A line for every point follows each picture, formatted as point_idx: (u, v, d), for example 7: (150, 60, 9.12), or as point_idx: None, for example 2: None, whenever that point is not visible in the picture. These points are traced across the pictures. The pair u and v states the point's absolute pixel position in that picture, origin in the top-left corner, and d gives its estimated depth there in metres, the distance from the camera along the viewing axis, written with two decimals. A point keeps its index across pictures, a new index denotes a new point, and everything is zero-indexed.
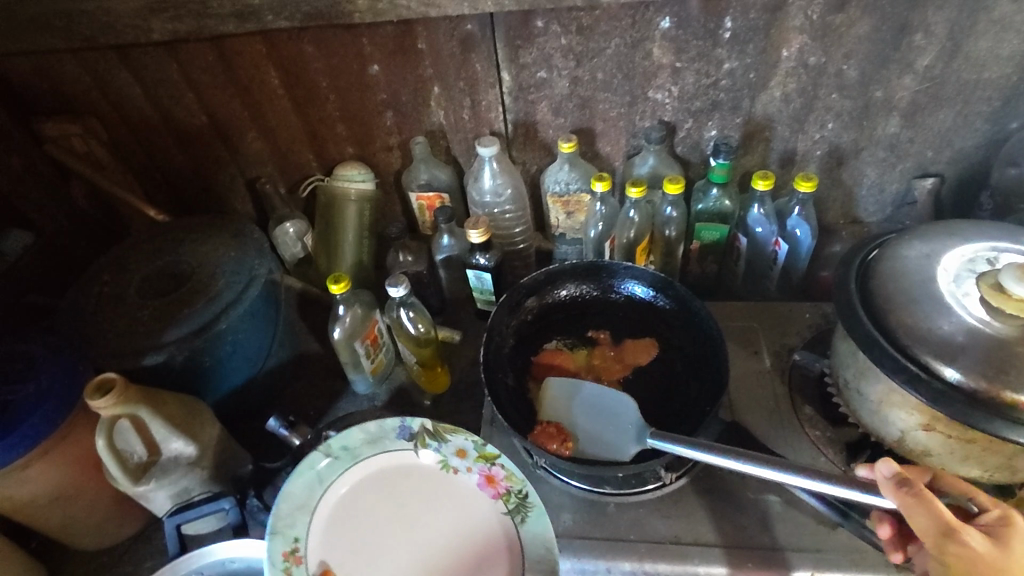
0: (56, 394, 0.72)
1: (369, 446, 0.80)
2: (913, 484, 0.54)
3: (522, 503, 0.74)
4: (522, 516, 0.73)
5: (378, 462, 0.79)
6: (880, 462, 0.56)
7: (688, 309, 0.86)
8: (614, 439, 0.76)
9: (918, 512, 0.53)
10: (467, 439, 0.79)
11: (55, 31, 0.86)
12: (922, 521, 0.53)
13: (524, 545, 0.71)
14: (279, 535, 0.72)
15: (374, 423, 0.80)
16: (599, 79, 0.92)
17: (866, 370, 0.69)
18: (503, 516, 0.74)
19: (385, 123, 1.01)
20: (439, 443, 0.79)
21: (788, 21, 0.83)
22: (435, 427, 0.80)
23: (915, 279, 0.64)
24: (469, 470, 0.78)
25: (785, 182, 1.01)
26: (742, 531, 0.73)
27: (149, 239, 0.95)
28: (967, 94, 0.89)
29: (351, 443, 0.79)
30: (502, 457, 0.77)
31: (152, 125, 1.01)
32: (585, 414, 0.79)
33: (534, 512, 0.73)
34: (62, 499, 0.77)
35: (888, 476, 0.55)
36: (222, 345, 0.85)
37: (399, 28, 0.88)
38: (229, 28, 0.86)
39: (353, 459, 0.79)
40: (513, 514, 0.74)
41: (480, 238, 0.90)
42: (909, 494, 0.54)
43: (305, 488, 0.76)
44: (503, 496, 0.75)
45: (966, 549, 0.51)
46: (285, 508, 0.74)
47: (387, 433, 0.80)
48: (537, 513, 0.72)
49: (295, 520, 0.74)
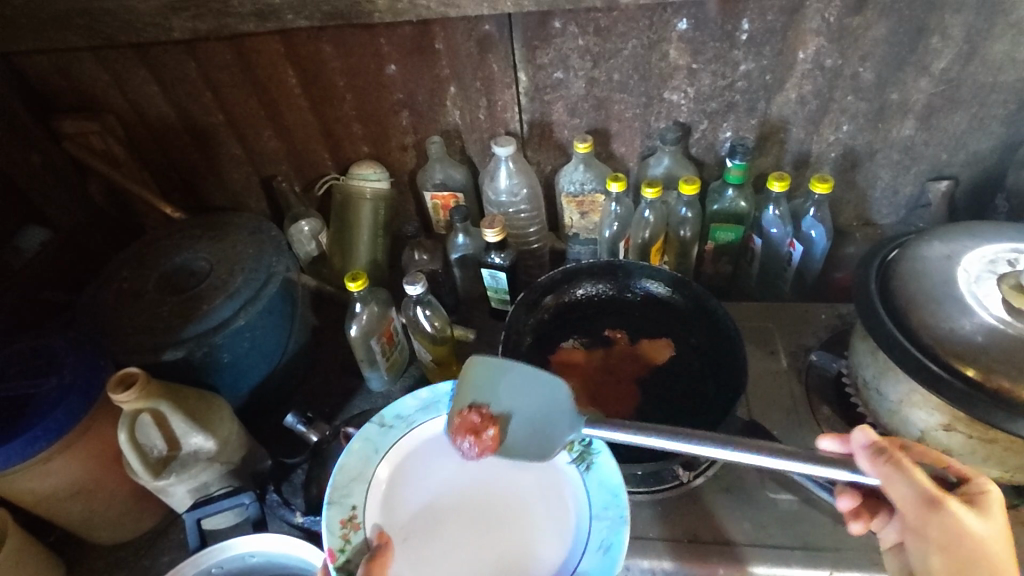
0: (80, 388, 0.73)
1: (422, 412, 0.79)
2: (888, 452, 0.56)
3: (586, 450, 0.73)
4: (586, 463, 0.73)
5: (434, 426, 0.79)
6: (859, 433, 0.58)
7: (703, 308, 0.87)
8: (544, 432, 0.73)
9: (897, 480, 0.55)
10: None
11: (76, 29, 0.87)
12: (904, 490, 0.54)
13: (591, 491, 0.71)
14: (336, 505, 0.71)
15: (425, 389, 0.80)
16: (615, 80, 0.92)
17: (886, 370, 0.69)
18: (567, 465, 0.74)
19: (401, 122, 1.01)
20: None
21: (805, 23, 0.83)
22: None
23: (935, 279, 0.65)
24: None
25: (800, 183, 1.02)
26: (760, 529, 0.73)
27: (167, 235, 0.96)
28: (982, 96, 0.89)
29: (403, 412, 0.79)
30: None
31: (169, 124, 1.02)
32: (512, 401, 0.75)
33: (598, 459, 0.72)
34: (83, 492, 0.77)
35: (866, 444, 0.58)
36: (241, 341, 0.85)
37: (417, 28, 0.88)
38: (250, 27, 0.87)
39: (407, 425, 0.78)
40: (577, 462, 0.74)
41: (496, 237, 0.91)
42: (884, 462, 0.56)
43: (360, 459, 0.75)
44: (566, 445, 0.75)
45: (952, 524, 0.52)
46: (341, 479, 0.73)
47: (440, 397, 0.80)
48: (600, 461, 0.72)
49: (352, 489, 0.73)
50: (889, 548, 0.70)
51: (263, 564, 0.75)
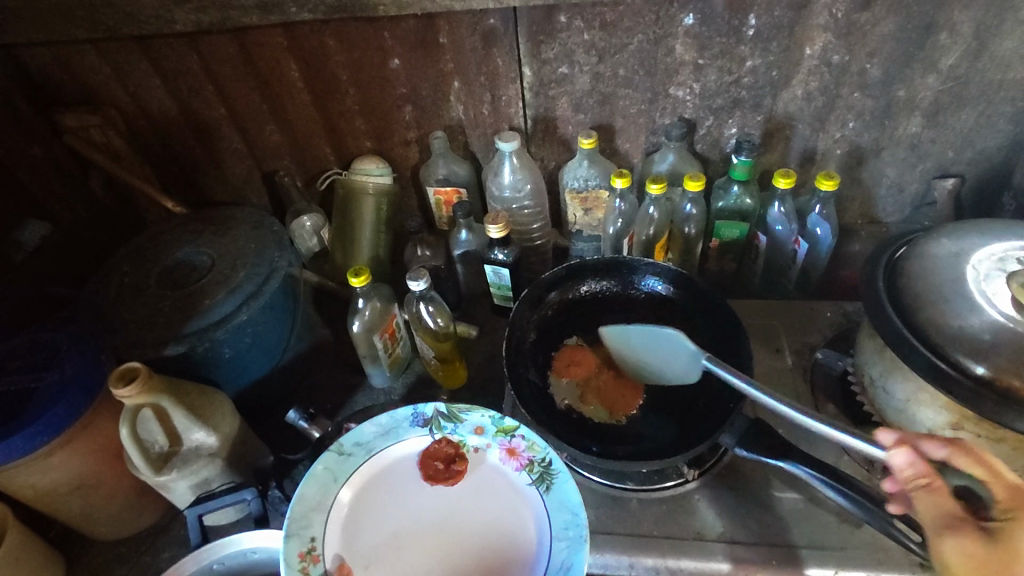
0: (81, 382, 0.72)
1: (382, 438, 0.79)
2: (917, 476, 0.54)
3: (546, 471, 0.74)
4: (546, 484, 0.73)
5: (393, 452, 0.79)
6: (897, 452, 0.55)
7: (708, 304, 0.87)
8: (672, 363, 0.81)
9: (923, 502, 0.54)
10: (484, 416, 0.79)
11: (79, 21, 0.86)
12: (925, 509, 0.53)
13: (550, 514, 0.71)
14: (296, 537, 0.70)
15: (385, 414, 0.80)
16: (621, 76, 0.91)
17: (893, 369, 0.69)
18: (528, 487, 0.75)
19: (404, 117, 1.01)
20: (455, 424, 0.80)
21: (812, 19, 0.83)
22: (449, 409, 0.80)
23: (944, 277, 0.64)
24: (490, 446, 0.78)
25: (805, 181, 1.01)
26: (764, 527, 0.73)
27: (168, 230, 0.95)
28: (990, 94, 0.88)
29: (363, 438, 0.79)
30: (522, 428, 0.78)
31: (171, 118, 1.01)
32: (654, 350, 0.83)
33: (557, 480, 0.73)
34: (83, 487, 0.77)
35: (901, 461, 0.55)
36: (243, 336, 0.85)
37: (422, 22, 0.88)
38: (253, 20, 0.86)
39: (368, 452, 0.78)
40: (537, 483, 0.74)
41: (499, 233, 0.90)
42: (916, 486, 0.54)
43: (320, 488, 0.75)
44: (527, 467, 0.76)
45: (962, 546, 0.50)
46: (299, 509, 0.72)
47: (400, 422, 0.80)
48: (560, 481, 0.73)
49: (312, 520, 0.72)
50: (895, 547, 0.69)
51: (265, 561, 0.75)
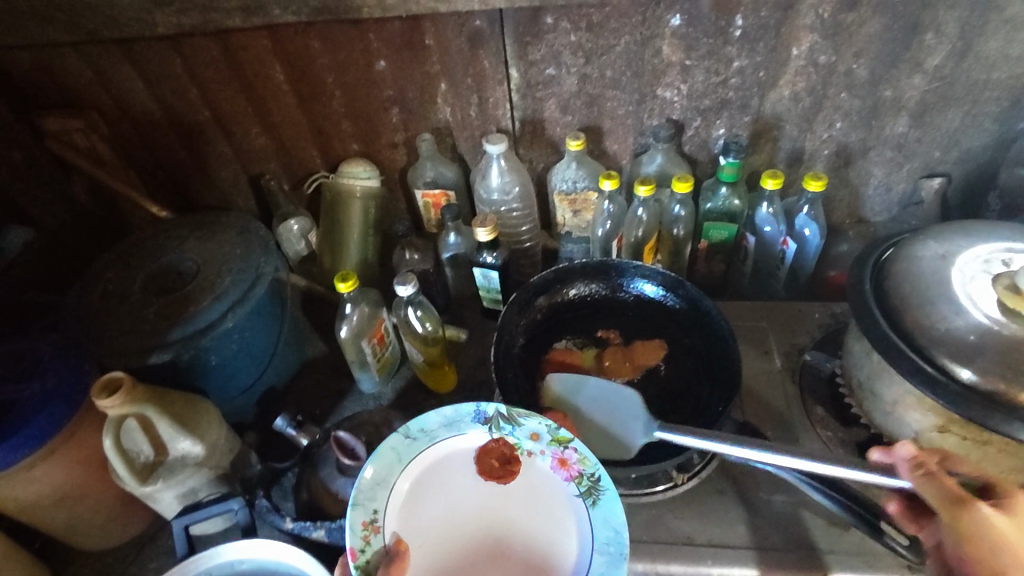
0: (63, 392, 0.71)
1: (446, 429, 0.74)
2: (926, 464, 0.56)
3: (594, 486, 0.68)
4: (593, 498, 0.68)
5: (458, 441, 0.74)
6: (900, 444, 0.58)
7: (697, 307, 0.86)
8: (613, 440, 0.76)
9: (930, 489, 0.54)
10: (542, 422, 0.72)
11: (57, 23, 0.85)
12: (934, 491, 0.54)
13: (593, 528, 0.67)
14: (360, 506, 0.67)
15: (451, 405, 0.75)
16: (607, 77, 0.91)
17: (881, 372, 0.69)
18: (575, 498, 0.69)
19: (391, 120, 1.00)
20: (513, 427, 0.73)
21: (799, 19, 0.83)
22: (510, 411, 0.73)
23: (930, 280, 0.64)
24: (543, 454, 0.72)
25: (793, 182, 1.01)
26: (754, 531, 0.73)
27: (153, 235, 0.94)
28: (976, 94, 0.89)
29: (428, 425, 0.74)
30: (576, 440, 0.71)
31: (155, 121, 1.00)
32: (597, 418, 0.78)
33: (606, 496, 0.67)
34: (67, 498, 0.76)
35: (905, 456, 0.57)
36: (229, 343, 0.84)
37: (407, 23, 0.87)
38: (236, 22, 0.85)
39: (431, 439, 0.74)
40: (584, 497, 0.68)
41: (488, 236, 0.90)
42: (921, 475, 0.55)
43: (385, 466, 0.71)
44: (576, 479, 0.70)
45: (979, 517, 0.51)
46: (365, 482, 0.69)
47: (462, 416, 0.74)
48: (608, 499, 0.67)
49: (375, 494, 0.69)
50: (884, 551, 0.70)
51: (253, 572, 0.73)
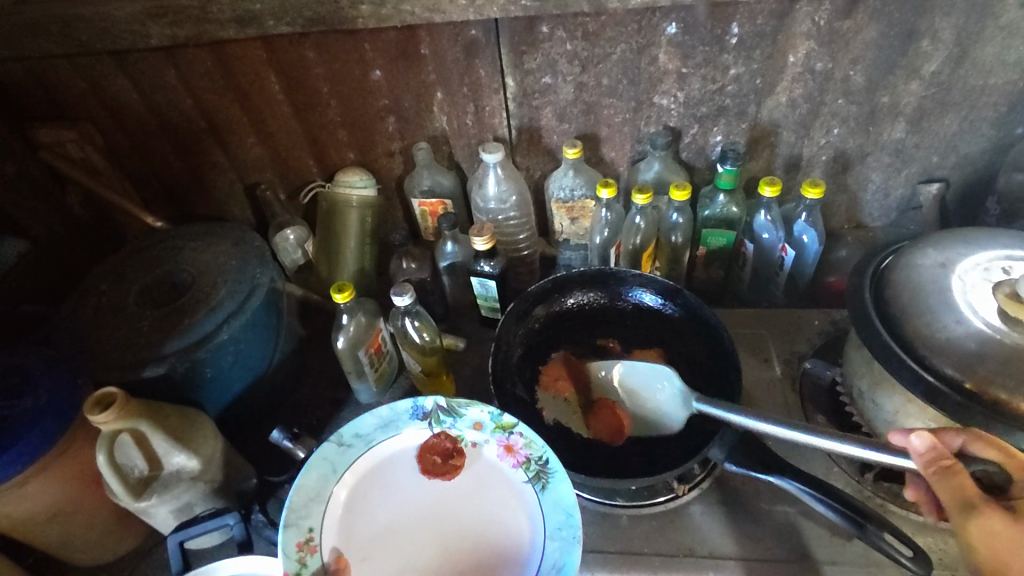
0: (56, 408, 0.70)
1: (382, 431, 0.78)
2: (940, 461, 0.53)
3: (543, 470, 0.72)
4: (542, 483, 0.72)
5: (395, 443, 0.78)
6: (916, 435, 0.54)
7: (694, 313, 0.86)
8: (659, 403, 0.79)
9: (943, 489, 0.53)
10: (483, 411, 0.77)
11: (51, 36, 0.85)
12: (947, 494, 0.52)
13: (544, 512, 0.70)
14: (293, 527, 0.70)
15: (385, 406, 0.78)
16: (604, 85, 0.91)
17: (880, 380, 0.68)
18: (524, 485, 0.73)
19: (387, 129, 0.99)
20: (454, 419, 0.78)
21: (795, 26, 0.83)
22: (449, 403, 0.78)
23: (930, 288, 0.64)
24: (488, 441, 0.76)
25: (790, 188, 1.01)
26: (755, 542, 0.72)
27: (148, 246, 0.93)
28: (973, 99, 0.89)
29: (363, 430, 0.78)
30: (521, 426, 0.75)
31: (149, 132, 0.99)
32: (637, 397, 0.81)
33: (554, 479, 0.71)
34: (60, 515, 0.75)
35: (921, 447, 0.54)
36: (225, 356, 0.83)
37: (402, 33, 0.87)
38: (230, 33, 0.85)
39: (367, 444, 0.77)
40: (533, 482, 0.72)
41: (485, 245, 0.89)
42: (934, 471, 0.53)
43: (319, 479, 0.73)
44: (524, 464, 0.73)
45: (988, 527, 0.50)
46: (298, 499, 0.71)
47: (400, 415, 0.78)
48: (555, 481, 0.71)
49: (310, 511, 0.71)
50: (887, 562, 0.69)
51: None
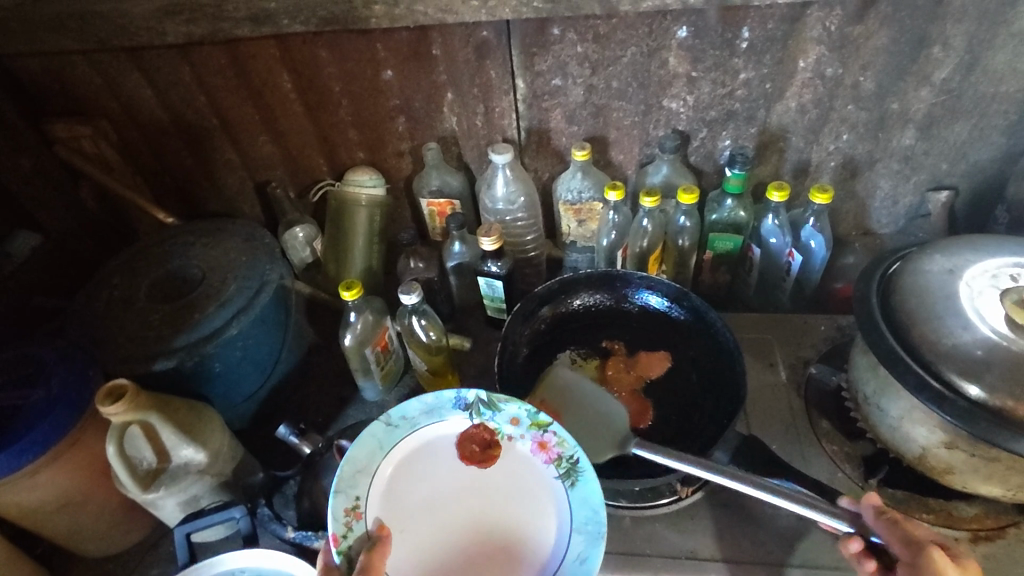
0: (68, 398, 0.71)
1: (426, 415, 0.76)
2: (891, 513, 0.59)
3: (573, 468, 0.71)
4: (571, 480, 0.70)
5: (437, 428, 0.76)
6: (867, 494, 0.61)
7: (701, 320, 0.86)
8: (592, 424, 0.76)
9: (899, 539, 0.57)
10: (521, 407, 0.75)
11: (69, 33, 0.86)
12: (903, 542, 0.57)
13: (571, 507, 0.69)
14: (341, 494, 0.69)
15: (431, 392, 0.77)
16: (614, 88, 0.91)
17: (886, 386, 0.68)
18: (555, 480, 0.71)
19: (397, 128, 1.00)
20: (492, 412, 0.76)
21: (805, 32, 0.83)
22: (490, 397, 0.76)
23: (938, 294, 0.64)
24: (523, 437, 0.74)
25: (799, 193, 1.01)
26: (759, 546, 0.73)
27: (159, 241, 0.94)
28: (983, 107, 0.88)
29: (408, 413, 0.76)
30: (556, 425, 0.74)
31: (162, 127, 1.00)
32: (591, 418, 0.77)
33: (581, 477, 0.70)
34: (70, 505, 0.76)
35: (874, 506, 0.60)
36: (233, 350, 0.84)
37: (414, 34, 0.87)
38: (244, 32, 0.86)
39: (412, 427, 0.76)
40: (564, 478, 0.71)
41: (492, 245, 0.89)
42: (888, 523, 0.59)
43: (367, 453, 0.73)
44: (555, 461, 0.72)
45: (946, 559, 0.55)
46: (347, 470, 0.70)
47: (444, 403, 0.76)
48: (586, 480, 0.69)
49: (357, 481, 0.70)
50: None
51: None
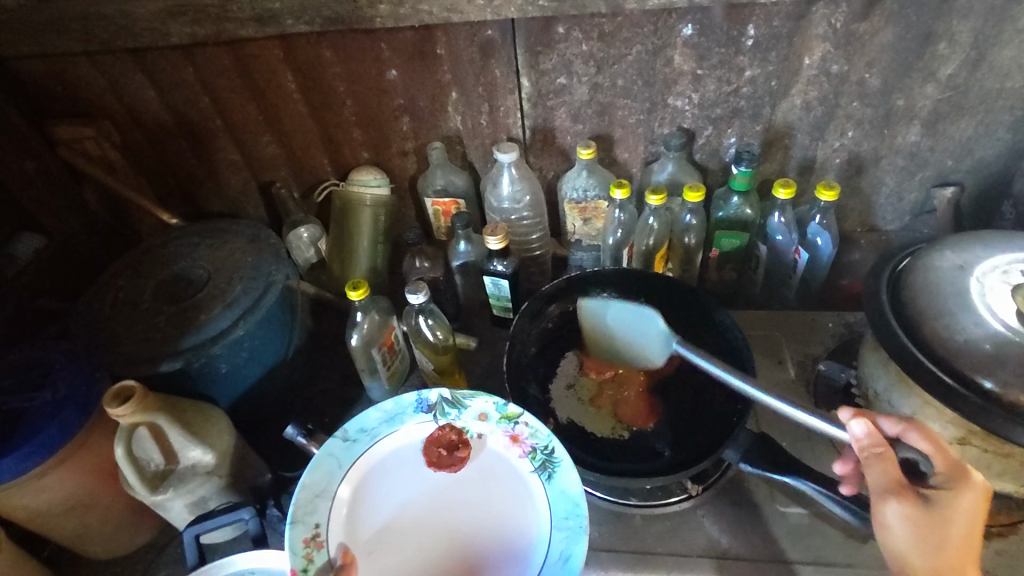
0: (75, 401, 0.71)
1: (386, 425, 0.78)
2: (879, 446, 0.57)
3: (548, 458, 0.73)
4: (549, 471, 0.72)
5: (399, 438, 0.78)
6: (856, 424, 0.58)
7: (710, 319, 0.87)
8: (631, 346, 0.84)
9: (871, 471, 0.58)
10: (488, 402, 0.78)
11: (73, 34, 0.86)
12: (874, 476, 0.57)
13: (550, 502, 0.71)
14: (299, 523, 0.70)
15: (389, 399, 0.79)
16: (619, 86, 0.91)
17: (898, 383, 0.68)
18: (530, 474, 0.73)
19: (402, 128, 1.00)
20: (459, 410, 0.79)
21: (811, 29, 0.83)
22: (453, 395, 0.79)
23: (948, 290, 0.64)
24: (494, 432, 0.77)
25: (805, 190, 1.01)
26: (770, 543, 0.72)
27: (164, 242, 0.94)
28: (989, 103, 0.88)
29: (368, 425, 0.78)
30: (526, 415, 0.76)
31: (166, 128, 1.00)
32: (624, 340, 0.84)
33: (558, 466, 0.72)
34: (77, 508, 0.76)
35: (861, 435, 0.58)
36: (240, 351, 0.84)
37: (419, 33, 0.87)
38: (248, 32, 0.86)
39: (373, 439, 0.77)
40: (540, 471, 0.73)
41: (498, 244, 0.89)
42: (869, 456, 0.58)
43: (325, 474, 0.74)
44: (530, 454, 0.74)
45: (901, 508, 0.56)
46: (304, 495, 0.72)
47: (405, 408, 0.79)
48: (562, 469, 0.72)
49: (316, 506, 0.72)
50: None
51: None
